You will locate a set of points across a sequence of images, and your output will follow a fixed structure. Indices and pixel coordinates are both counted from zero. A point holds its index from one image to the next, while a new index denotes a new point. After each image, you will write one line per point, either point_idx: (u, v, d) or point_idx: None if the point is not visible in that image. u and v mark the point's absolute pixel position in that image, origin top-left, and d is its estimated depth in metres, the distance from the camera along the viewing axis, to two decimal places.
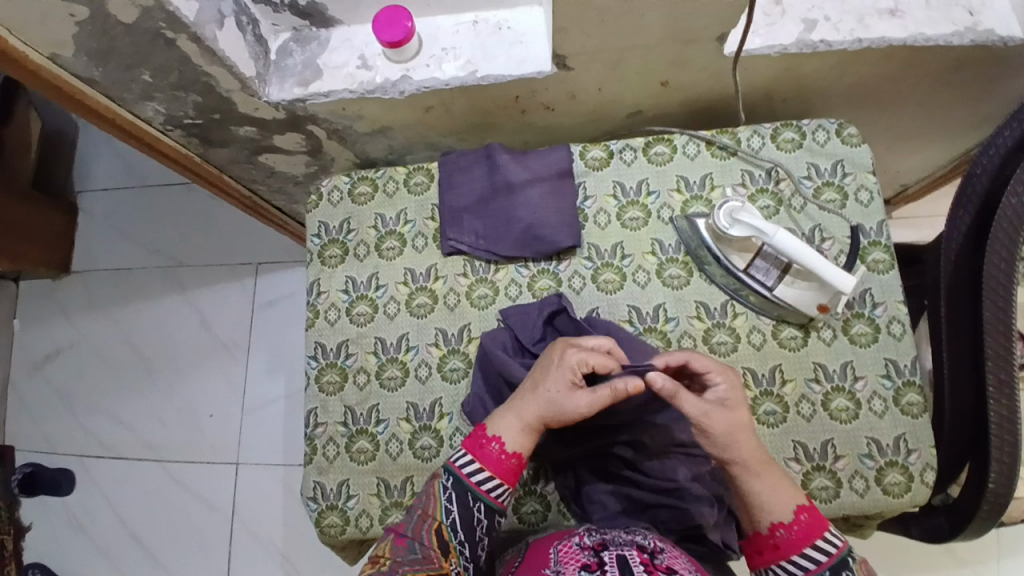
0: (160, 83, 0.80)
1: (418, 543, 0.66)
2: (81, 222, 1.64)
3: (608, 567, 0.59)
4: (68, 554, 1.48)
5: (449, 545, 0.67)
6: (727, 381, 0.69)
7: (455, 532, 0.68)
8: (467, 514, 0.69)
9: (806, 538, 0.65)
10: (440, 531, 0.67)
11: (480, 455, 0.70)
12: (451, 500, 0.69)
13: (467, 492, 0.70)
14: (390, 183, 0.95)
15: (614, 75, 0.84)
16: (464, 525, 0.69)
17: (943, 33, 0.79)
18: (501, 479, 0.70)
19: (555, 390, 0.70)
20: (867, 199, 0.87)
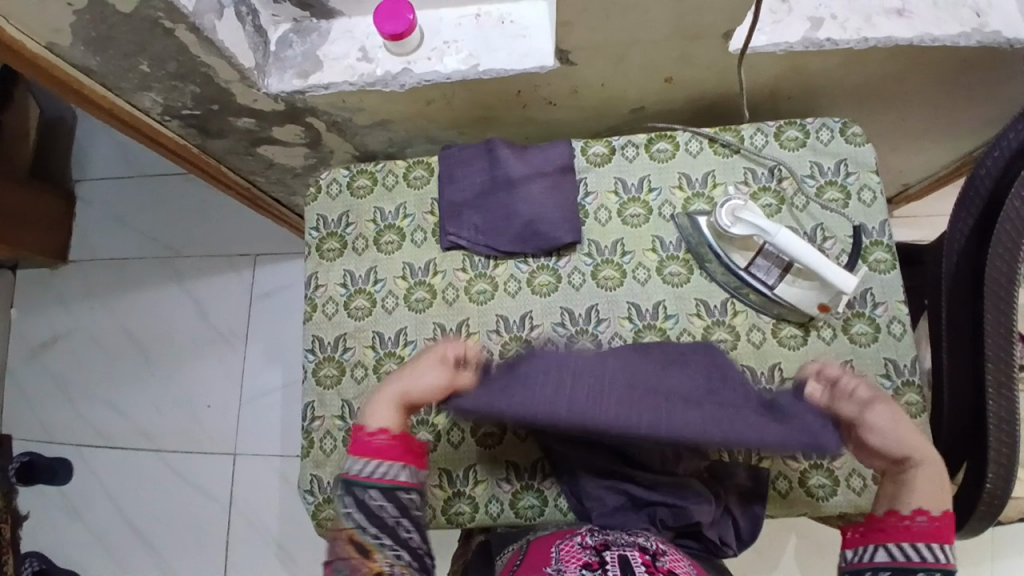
0: (158, 73, 0.79)
1: (342, 562, 0.63)
2: (78, 211, 1.63)
3: (609, 566, 0.60)
4: (64, 542, 1.48)
5: (369, 545, 0.63)
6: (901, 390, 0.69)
7: (366, 529, 0.64)
8: (365, 509, 0.65)
9: (936, 536, 0.64)
10: (354, 538, 0.64)
11: (365, 449, 0.68)
12: (350, 505, 0.65)
13: (356, 487, 0.66)
14: (390, 176, 0.94)
15: (617, 70, 0.84)
16: (372, 520, 0.64)
17: (949, 33, 0.79)
18: (391, 463, 0.67)
19: (397, 379, 0.72)
20: (869, 199, 0.86)
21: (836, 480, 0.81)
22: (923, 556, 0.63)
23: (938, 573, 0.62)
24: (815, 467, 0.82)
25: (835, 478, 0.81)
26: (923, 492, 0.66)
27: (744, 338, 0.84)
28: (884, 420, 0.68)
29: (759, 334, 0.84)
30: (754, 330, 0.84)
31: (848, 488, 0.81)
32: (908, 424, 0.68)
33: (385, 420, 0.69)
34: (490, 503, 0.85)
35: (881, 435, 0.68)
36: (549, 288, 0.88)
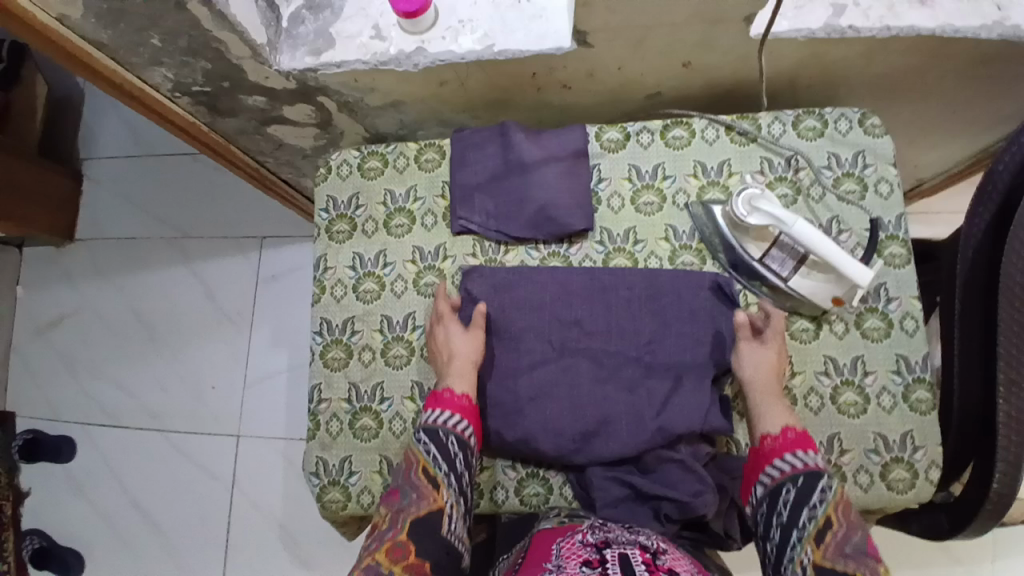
0: (170, 48, 0.78)
1: (410, 488, 0.70)
2: (86, 190, 1.62)
3: (609, 564, 0.60)
4: (68, 519, 1.49)
5: (438, 478, 0.71)
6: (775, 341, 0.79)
7: (439, 465, 0.72)
8: (443, 448, 0.73)
9: (797, 445, 0.70)
10: (425, 468, 0.71)
11: (452, 405, 0.77)
12: (426, 441, 0.74)
13: (438, 431, 0.75)
14: (400, 158, 0.93)
15: (635, 54, 0.82)
16: (445, 458, 0.73)
17: (971, 25, 0.77)
18: (466, 420, 0.77)
19: (457, 349, 0.80)
20: (887, 191, 0.85)
21: (843, 476, 0.80)
22: (787, 467, 0.68)
23: (801, 476, 0.67)
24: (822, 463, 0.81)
25: (843, 473, 0.80)
26: (775, 415, 0.74)
27: None
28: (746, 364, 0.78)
29: None
30: None
31: (855, 484, 0.80)
32: (769, 368, 0.77)
33: (463, 387, 0.78)
34: (495, 490, 0.84)
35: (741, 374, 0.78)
36: None
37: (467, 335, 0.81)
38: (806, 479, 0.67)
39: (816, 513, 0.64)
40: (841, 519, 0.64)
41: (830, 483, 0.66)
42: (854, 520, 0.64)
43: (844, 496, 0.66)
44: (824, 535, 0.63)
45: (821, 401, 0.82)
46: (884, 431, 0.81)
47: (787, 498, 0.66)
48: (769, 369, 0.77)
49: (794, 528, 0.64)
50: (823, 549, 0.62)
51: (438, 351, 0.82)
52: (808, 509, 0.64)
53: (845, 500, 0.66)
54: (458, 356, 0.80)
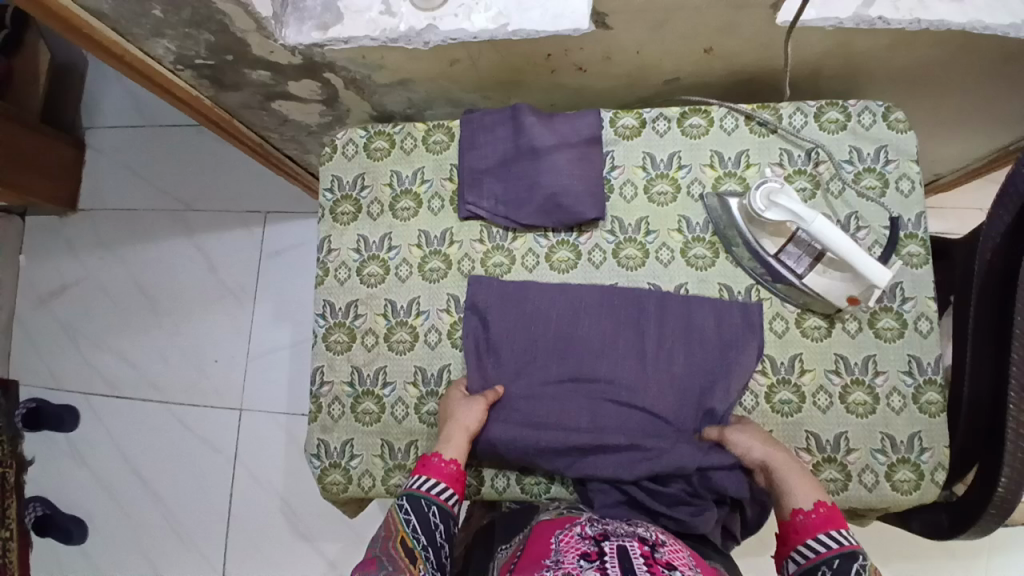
0: (173, 20, 0.76)
1: (387, 559, 0.67)
2: (88, 158, 1.60)
3: (607, 558, 0.60)
4: (70, 488, 1.50)
5: (415, 553, 0.68)
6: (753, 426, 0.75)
7: (418, 536, 0.69)
8: (423, 518, 0.71)
9: (829, 523, 0.66)
10: (405, 540, 0.69)
11: (438, 472, 0.73)
12: (408, 510, 0.71)
13: (419, 498, 0.72)
14: (408, 139, 0.90)
15: (656, 37, 0.79)
16: (425, 528, 0.70)
17: (1000, 23, 0.73)
18: (453, 488, 0.73)
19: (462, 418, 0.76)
20: (908, 189, 0.82)
21: (848, 475, 0.79)
22: (821, 548, 0.65)
23: (838, 558, 0.64)
24: (828, 460, 0.79)
25: (848, 473, 0.79)
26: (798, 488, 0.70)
27: (767, 326, 0.82)
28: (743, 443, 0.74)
29: (783, 324, 0.82)
30: (778, 319, 0.82)
31: (859, 483, 0.79)
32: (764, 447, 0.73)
33: (452, 452, 0.75)
34: (496, 478, 0.83)
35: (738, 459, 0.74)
36: (568, 264, 0.85)
37: (469, 404, 0.77)
38: (842, 561, 0.63)
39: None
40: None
41: (865, 564, 0.63)
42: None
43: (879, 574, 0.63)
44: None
45: (830, 400, 0.80)
46: (891, 431, 0.80)
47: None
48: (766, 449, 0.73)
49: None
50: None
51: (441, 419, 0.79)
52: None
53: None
54: (457, 423, 0.76)
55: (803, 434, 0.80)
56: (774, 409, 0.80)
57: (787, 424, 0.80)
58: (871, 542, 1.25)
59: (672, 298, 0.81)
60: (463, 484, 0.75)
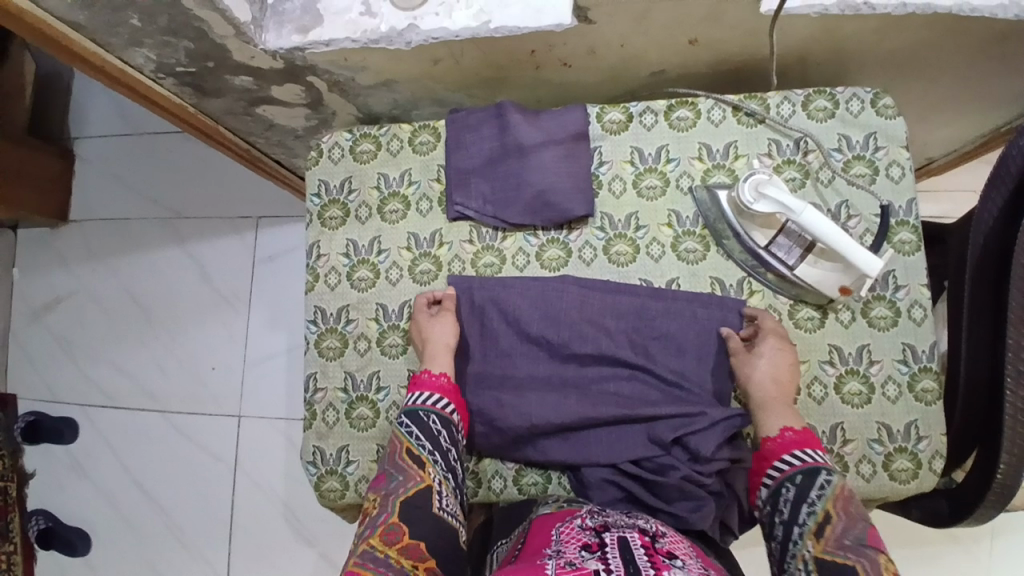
0: (150, 28, 0.75)
1: (396, 470, 0.72)
2: (77, 169, 1.59)
3: (608, 548, 0.59)
4: (73, 500, 1.50)
5: (423, 458, 0.72)
6: (777, 351, 0.76)
7: (423, 444, 0.73)
8: (425, 427, 0.74)
9: (795, 445, 0.70)
10: (409, 450, 0.73)
11: (431, 386, 0.77)
12: (410, 425, 0.74)
13: (417, 411, 0.75)
14: (394, 141, 0.89)
15: (639, 29, 0.78)
16: (428, 437, 0.73)
17: (989, 4, 0.72)
18: (448, 398, 0.77)
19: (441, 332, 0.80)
20: (898, 175, 0.82)
21: (845, 465, 0.79)
22: (787, 463, 0.69)
23: (799, 475, 0.68)
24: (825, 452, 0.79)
25: (845, 463, 0.79)
26: (779, 414, 0.74)
27: None
28: (763, 368, 0.75)
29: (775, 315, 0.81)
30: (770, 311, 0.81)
31: (857, 473, 0.79)
32: (779, 373, 0.75)
33: (441, 365, 0.78)
34: (493, 479, 0.82)
35: (757, 379, 0.75)
36: (558, 262, 0.84)
37: (442, 320, 0.80)
38: (804, 477, 0.67)
39: (814, 508, 0.65)
40: (840, 515, 0.64)
41: (828, 479, 0.67)
42: (854, 513, 0.65)
43: (845, 490, 0.66)
44: (822, 529, 0.64)
45: (825, 391, 0.80)
46: (888, 420, 0.79)
47: (786, 497, 0.67)
48: (776, 380, 0.75)
49: (795, 525, 0.65)
50: (823, 543, 0.63)
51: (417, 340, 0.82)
52: (806, 507, 0.66)
53: (844, 494, 0.66)
54: (434, 340, 0.79)
55: None
56: None
57: None
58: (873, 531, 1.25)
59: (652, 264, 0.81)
60: (458, 394, 0.78)
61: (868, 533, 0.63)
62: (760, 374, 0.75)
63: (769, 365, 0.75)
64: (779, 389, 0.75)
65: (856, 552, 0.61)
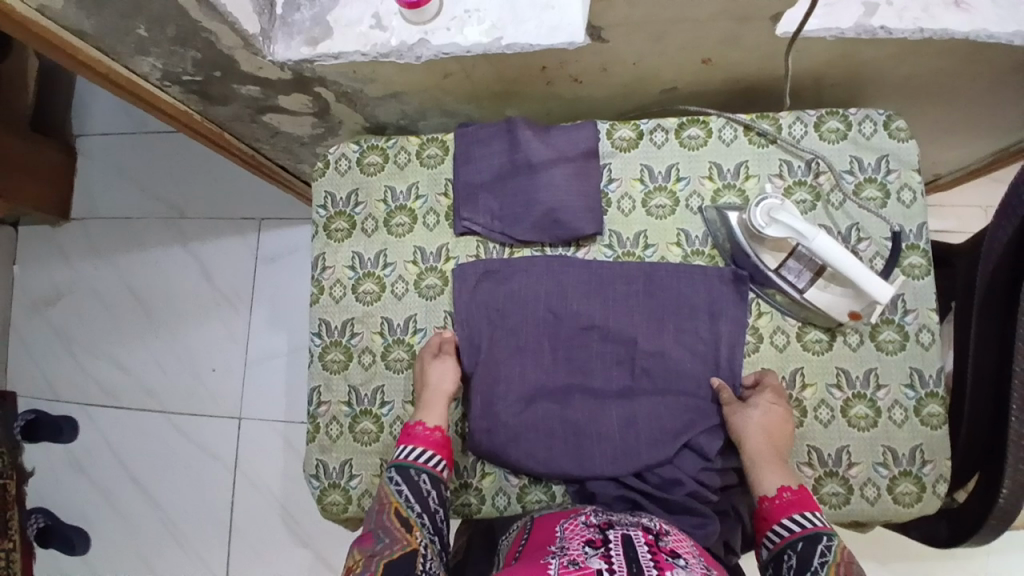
0: (157, 38, 0.74)
1: (383, 531, 0.68)
2: (80, 166, 1.58)
3: (612, 545, 0.59)
4: (72, 499, 1.50)
5: (411, 520, 0.69)
6: (769, 405, 0.75)
7: (411, 505, 0.70)
8: (414, 487, 0.72)
9: (793, 508, 0.67)
10: (398, 510, 0.69)
11: (420, 441, 0.75)
12: (400, 481, 0.72)
13: (408, 467, 0.73)
14: (402, 154, 0.89)
15: (652, 48, 0.77)
16: (417, 497, 0.71)
17: (1006, 31, 0.71)
18: (439, 453, 0.75)
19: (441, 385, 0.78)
20: (909, 199, 0.81)
21: (850, 489, 0.79)
22: (787, 529, 0.66)
23: (801, 541, 0.64)
24: (829, 475, 0.79)
25: (849, 487, 0.79)
26: (774, 470, 0.70)
27: (767, 341, 0.81)
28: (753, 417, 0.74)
29: (784, 337, 0.81)
30: (778, 333, 0.81)
31: (861, 497, 0.79)
32: (771, 426, 0.74)
33: (435, 419, 0.77)
34: (496, 496, 0.82)
35: (748, 429, 0.73)
36: None
37: (443, 368, 0.79)
38: (806, 543, 0.64)
39: None
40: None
41: (829, 544, 0.63)
42: None
43: (847, 554, 0.63)
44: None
45: (831, 414, 0.79)
46: (893, 445, 0.79)
47: (790, 564, 0.64)
48: (767, 433, 0.73)
49: None
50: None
51: (418, 380, 0.80)
52: None
53: (846, 558, 0.63)
54: (432, 390, 0.78)
55: (805, 449, 0.80)
56: None
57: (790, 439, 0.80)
58: (872, 547, 1.26)
59: (658, 269, 0.81)
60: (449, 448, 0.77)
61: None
62: (752, 425, 0.73)
63: (761, 417, 0.74)
64: (770, 441, 0.73)
65: None
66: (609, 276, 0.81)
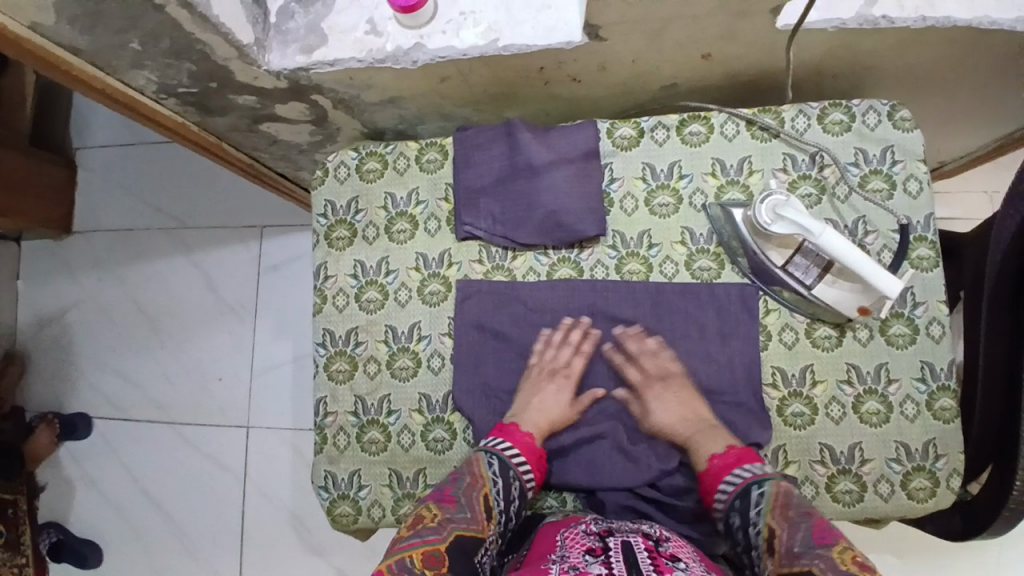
0: (151, 51, 0.73)
1: (467, 505, 0.69)
2: (81, 179, 1.58)
3: (612, 552, 0.59)
4: (84, 511, 1.51)
5: (492, 512, 0.70)
6: (657, 389, 0.78)
7: (498, 499, 0.71)
8: (506, 485, 0.72)
9: (726, 469, 0.71)
10: (487, 496, 0.70)
11: (515, 440, 0.76)
12: (496, 468, 0.73)
13: (508, 464, 0.73)
14: (401, 159, 0.88)
15: (651, 45, 0.76)
16: (506, 493, 0.72)
17: (1008, 16, 0.70)
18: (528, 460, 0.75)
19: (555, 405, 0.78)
20: (916, 189, 0.80)
21: (863, 486, 0.78)
22: (725, 491, 0.70)
23: (738, 498, 0.68)
24: (842, 473, 0.78)
25: (863, 484, 0.78)
26: (703, 443, 0.75)
27: (776, 338, 0.80)
28: (651, 405, 0.78)
29: (792, 334, 0.80)
30: (787, 330, 0.80)
31: (875, 494, 0.78)
32: (675, 406, 0.77)
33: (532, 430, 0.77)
34: None
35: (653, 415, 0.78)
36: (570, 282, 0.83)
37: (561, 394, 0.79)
38: (740, 500, 0.68)
39: (759, 527, 0.65)
40: (782, 523, 0.64)
41: (760, 491, 0.67)
42: (796, 512, 0.64)
43: (780, 496, 0.67)
44: (772, 544, 0.63)
45: (843, 411, 0.79)
46: (906, 440, 0.78)
47: (734, 524, 0.68)
48: (667, 415, 0.77)
49: (752, 548, 0.66)
50: (777, 555, 0.62)
51: (543, 393, 0.79)
52: (751, 529, 0.66)
53: (781, 500, 0.66)
54: (547, 408, 0.78)
55: (818, 447, 0.79)
56: (788, 422, 0.79)
57: (801, 437, 0.79)
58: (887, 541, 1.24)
59: (665, 286, 0.81)
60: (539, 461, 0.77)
61: (813, 532, 0.61)
62: (652, 412, 0.78)
63: (657, 405, 0.78)
64: (679, 420, 0.77)
65: (806, 555, 0.60)
66: (615, 292, 0.81)
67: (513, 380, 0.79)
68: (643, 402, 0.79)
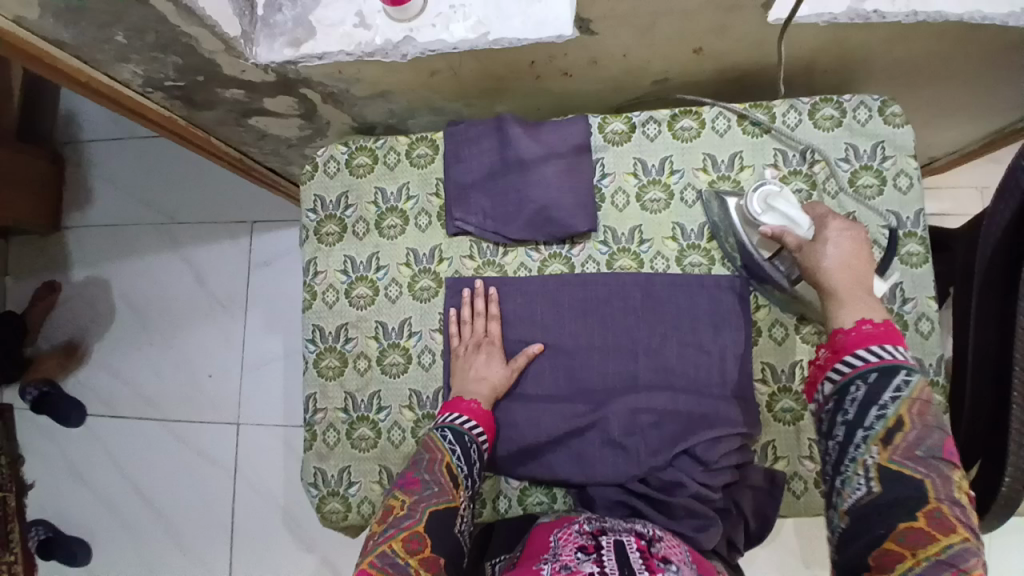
0: (136, 44, 0.72)
1: (432, 480, 0.68)
2: (68, 174, 1.56)
3: (604, 551, 0.58)
4: (73, 508, 1.49)
5: (458, 478, 0.69)
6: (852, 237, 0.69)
7: (461, 466, 0.70)
8: (467, 452, 0.71)
9: (873, 340, 0.62)
10: (450, 466, 0.69)
11: (467, 411, 0.75)
12: (451, 441, 0.71)
13: (461, 432, 0.72)
14: (391, 154, 0.87)
15: (642, 39, 0.76)
16: (467, 458, 0.71)
17: (998, 11, 0.70)
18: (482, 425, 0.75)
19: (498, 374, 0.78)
20: (906, 185, 0.80)
21: None
22: (862, 359, 0.61)
23: (874, 372, 0.60)
24: None
25: None
26: (854, 308, 0.65)
27: (766, 334, 0.80)
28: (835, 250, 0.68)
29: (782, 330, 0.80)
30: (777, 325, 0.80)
31: None
32: (858, 259, 0.68)
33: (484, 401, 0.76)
34: (497, 499, 0.81)
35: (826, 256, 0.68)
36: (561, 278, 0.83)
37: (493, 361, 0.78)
38: (879, 375, 0.60)
39: (885, 412, 0.58)
40: (914, 422, 0.58)
41: (906, 377, 0.59)
42: (930, 418, 0.58)
43: (923, 393, 0.59)
44: (892, 436, 0.57)
45: None
46: None
47: (854, 396, 0.60)
48: (850, 264, 0.68)
49: (861, 426, 0.59)
50: (890, 450, 0.57)
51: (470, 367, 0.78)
52: (876, 409, 0.59)
53: (923, 397, 0.59)
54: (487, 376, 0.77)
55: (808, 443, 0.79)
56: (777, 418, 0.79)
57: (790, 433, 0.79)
58: None
59: (655, 276, 0.80)
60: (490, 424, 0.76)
61: (943, 445, 0.57)
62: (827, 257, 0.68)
63: (840, 252, 0.68)
64: (854, 275, 0.67)
65: (926, 466, 0.56)
66: (606, 288, 0.80)
67: (487, 370, 0.78)
68: (826, 238, 0.69)
